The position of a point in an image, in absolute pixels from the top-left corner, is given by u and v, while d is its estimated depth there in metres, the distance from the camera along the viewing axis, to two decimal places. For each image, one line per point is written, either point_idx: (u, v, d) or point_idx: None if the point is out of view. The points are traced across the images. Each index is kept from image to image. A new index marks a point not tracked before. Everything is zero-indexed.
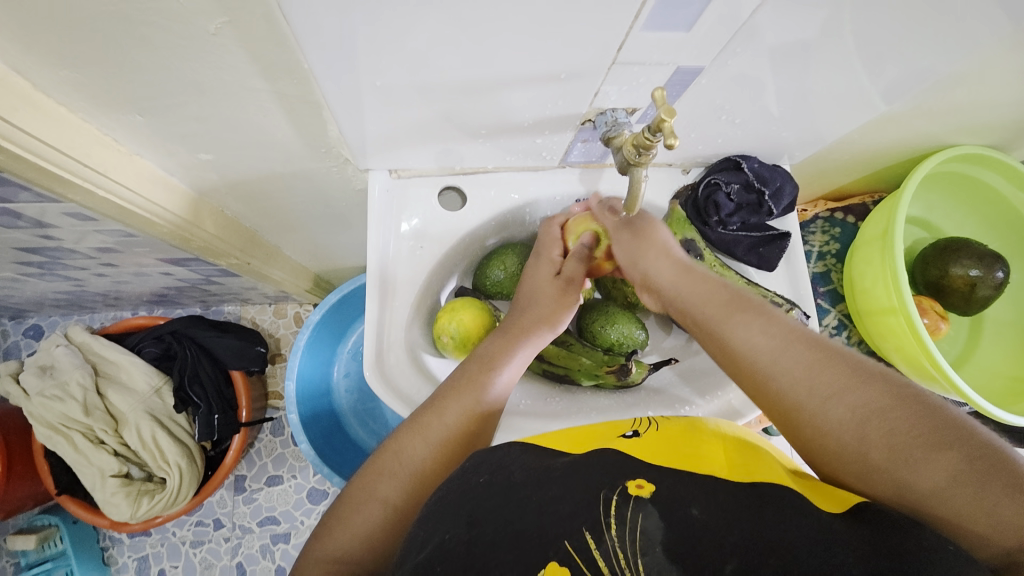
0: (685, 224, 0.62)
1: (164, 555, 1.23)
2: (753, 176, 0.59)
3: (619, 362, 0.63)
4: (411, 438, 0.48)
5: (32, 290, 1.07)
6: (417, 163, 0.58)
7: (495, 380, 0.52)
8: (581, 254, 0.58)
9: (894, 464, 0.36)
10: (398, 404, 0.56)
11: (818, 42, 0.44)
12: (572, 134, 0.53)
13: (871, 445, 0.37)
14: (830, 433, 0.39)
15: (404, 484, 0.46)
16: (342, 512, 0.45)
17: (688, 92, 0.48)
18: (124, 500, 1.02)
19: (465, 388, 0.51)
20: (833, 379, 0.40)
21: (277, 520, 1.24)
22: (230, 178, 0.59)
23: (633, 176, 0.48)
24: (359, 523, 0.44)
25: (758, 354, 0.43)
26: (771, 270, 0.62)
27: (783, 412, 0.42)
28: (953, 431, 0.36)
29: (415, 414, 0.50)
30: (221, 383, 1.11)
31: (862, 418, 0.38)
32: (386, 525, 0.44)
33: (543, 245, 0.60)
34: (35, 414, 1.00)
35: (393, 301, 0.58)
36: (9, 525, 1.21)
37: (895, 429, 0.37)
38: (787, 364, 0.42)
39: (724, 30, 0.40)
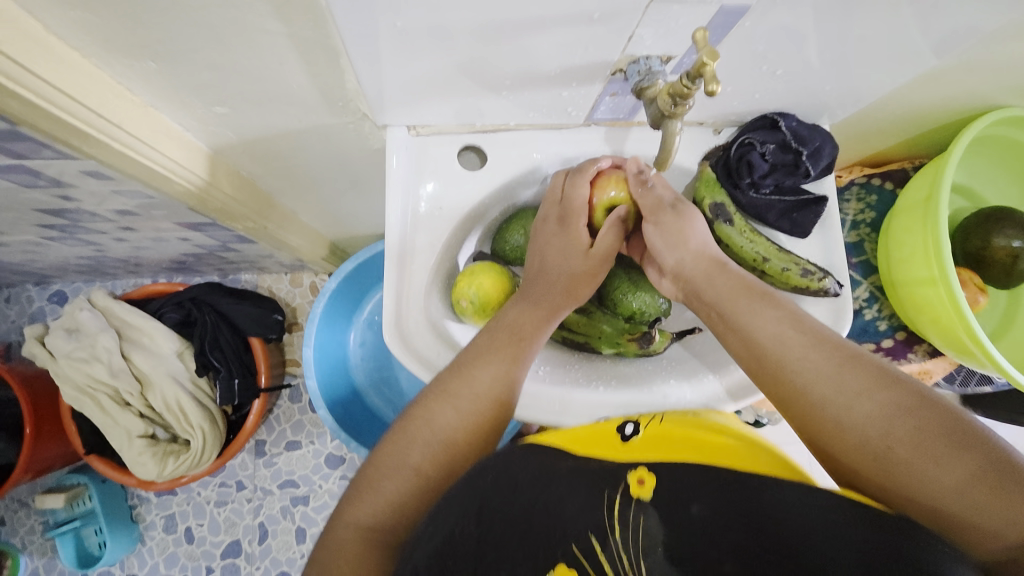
0: (715, 187, 0.58)
1: (189, 513, 1.29)
2: (790, 135, 0.56)
3: (642, 330, 0.60)
4: (440, 406, 0.47)
5: (56, 255, 1.09)
6: (436, 118, 0.55)
7: (523, 351, 0.51)
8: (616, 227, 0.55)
9: (909, 462, 0.37)
10: (420, 370, 0.55)
11: None
12: (600, 86, 0.50)
13: (891, 444, 0.37)
14: (844, 431, 0.39)
15: (437, 451, 0.46)
16: (369, 478, 0.45)
17: (729, 37, 0.44)
18: (150, 458, 1.05)
19: (492, 356, 0.50)
20: (856, 382, 0.40)
21: (296, 483, 1.28)
22: (245, 136, 0.57)
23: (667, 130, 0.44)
24: (390, 490, 0.43)
25: (779, 345, 0.44)
26: (804, 236, 0.59)
27: (798, 404, 0.42)
28: (966, 437, 0.36)
29: (441, 379, 0.50)
30: (239, 348, 1.13)
31: (888, 419, 0.38)
32: (419, 492, 0.44)
33: (570, 197, 0.55)
34: (62, 375, 1.04)
35: (412, 265, 0.56)
36: (45, 481, 1.28)
37: (914, 429, 0.37)
38: (812, 361, 0.42)
39: None
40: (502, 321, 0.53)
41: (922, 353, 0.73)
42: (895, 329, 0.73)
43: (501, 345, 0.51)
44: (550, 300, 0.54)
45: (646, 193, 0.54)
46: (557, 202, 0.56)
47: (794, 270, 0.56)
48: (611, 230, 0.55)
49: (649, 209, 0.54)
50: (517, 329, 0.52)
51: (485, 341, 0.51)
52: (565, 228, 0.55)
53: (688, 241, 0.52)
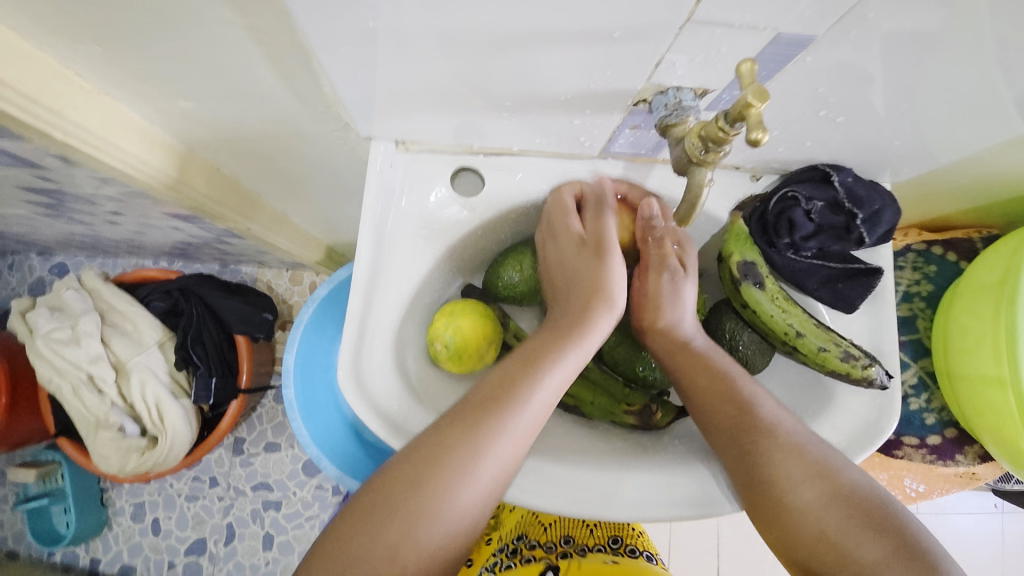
0: (746, 242, 0.50)
1: (159, 504, 1.24)
2: (844, 193, 0.47)
3: (642, 401, 0.53)
4: (410, 492, 0.37)
5: (53, 229, 1.06)
6: (429, 135, 0.48)
7: (515, 414, 0.40)
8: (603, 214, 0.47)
9: (839, 544, 0.38)
10: (372, 420, 0.46)
11: (968, 31, 0.32)
12: (619, 117, 0.42)
13: (824, 526, 0.38)
14: (786, 514, 0.40)
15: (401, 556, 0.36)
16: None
17: (781, 73, 0.36)
18: (114, 454, 1.00)
19: (473, 423, 0.39)
20: (801, 467, 0.40)
21: (270, 487, 1.22)
22: (218, 133, 0.51)
23: (693, 179, 0.35)
24: None
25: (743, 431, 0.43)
26: (849, 311, 0.50)
27: (750, 487, 0.42)
28: (886, 521, 0.38)
29: (412, 449, 0.39)
30: (223, 346, 1.08)
31: (833, 508, 0.39)
32: None
33: (557, 234, 0.49)
34: (38, 355, 0.99)
35: (383, 296, 0.48)
36: (19, 456, 1.24)
37: (844, 514, 0.38)
38: (766, 446, 0.42)
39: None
40: (493, 382, 0.42)
41: (972, 457, 0.63)
42: (945, 426, 0.63)
43: (488, 408, 0.40)
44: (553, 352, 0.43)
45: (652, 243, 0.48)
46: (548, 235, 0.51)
47: (832, 353, 0.47)
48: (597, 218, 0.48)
49: (653, 268, 0.47)
50: (511, 388, 0.41)
51: (472, 408, 0.40)
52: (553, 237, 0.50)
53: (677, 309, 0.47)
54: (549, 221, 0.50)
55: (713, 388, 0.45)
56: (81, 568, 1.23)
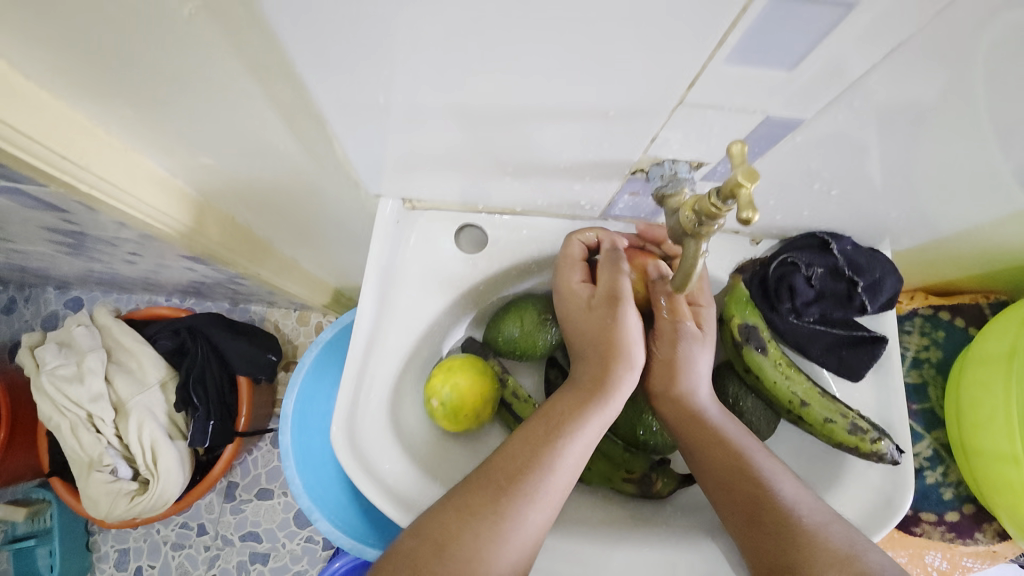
0: (747, 306, 0.49)
1: (144, 551, 1.19)
2: (844, 261, 0.47)
3: (642, 469, 0.51)
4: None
5: (72, 265, 1.09)
6: (434, 194, 0.49)
7: (515, 497, 0.39)
8: (613, 261, 0.46)
9: None
10: (364, 480, 0.45)
11: (952, 117, 0.33)
12: (617, 184, 0.43)
13: None
14: None
15: None
16: None
17: (774, 149, 0.37)
18: (103, 497, 0.98)
19: (475, 509, 0.39)
20: (830, 551, 0.37)
21: (259, 537, 1.17)
22: (234, 185, 0.53)
23: (687, 252, 0.35)
24: None
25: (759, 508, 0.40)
26: (856, 379, 0.48)
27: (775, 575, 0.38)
28: None
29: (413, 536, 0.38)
30: (224, 387, 1.07)
31: None
32: None
33: (565, 296, 0.47)
34: (41, 391, 1.00)
35: (382, 350, 0.49)
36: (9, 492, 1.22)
37: None
38: (787, 524, 0.39)
39: (824, 85, 0.30)
40: (501, 463, 0.41)
41: (991, 535, 0.60)
42: (963, 502, 0.60)
43: (497, 494, 0.39)
44: (561, 435, 0.41)
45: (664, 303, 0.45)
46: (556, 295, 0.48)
47: (840, 424, 0.45)
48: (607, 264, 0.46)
49: (666, 332, 0.45)
50: (520, 474, 0.40)
51: (480, 493, 0.39)
52: (558, 286, 0.48)
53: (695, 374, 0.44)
54: (557, 283, 0.48)
55: (727, 472, 0.42)
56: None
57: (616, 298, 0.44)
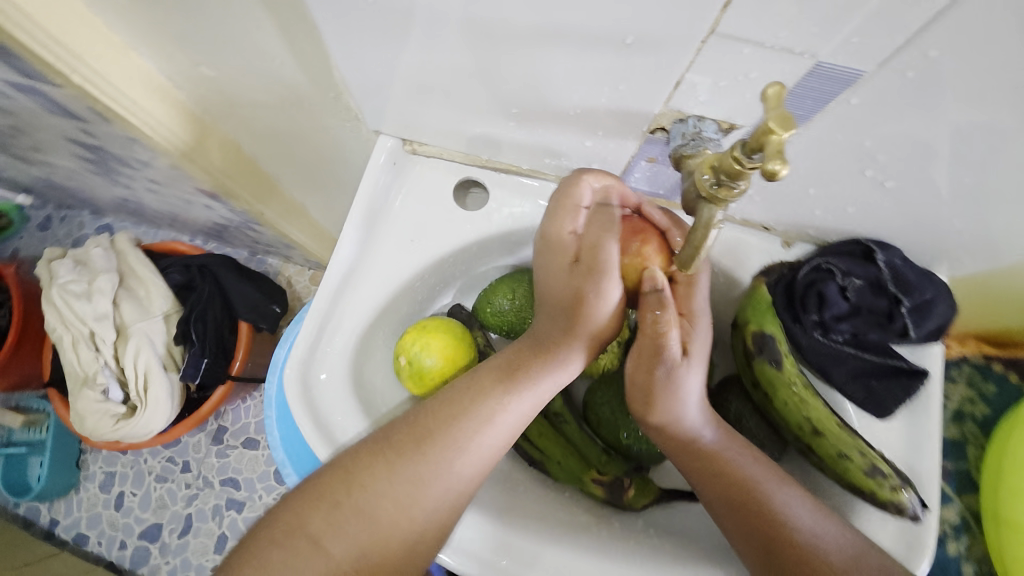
0: (767, 313, 0.43)
1: (128, 478, 1.18)
2: (889, 274, 0.40)
3: (616, 472, 0.45)
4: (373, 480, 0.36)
5: (104, 190, 1.11)
6: (435, 137, 0.45)
7: (475, 421, 0.38)
8: (604, 228, 0.38)
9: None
10: (310, 429, 0.42)
11: None
12: (634, 146, 0.38)
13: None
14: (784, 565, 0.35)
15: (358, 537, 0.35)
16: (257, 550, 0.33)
17: (822, 114, 0.31)
18: (93, 414, 1.00)
19: (435, 424, 0.38)
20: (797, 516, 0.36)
21: (237, 485, 1.16)
22: (238, 106, 0.51)
23: (700, 217, 0.29)
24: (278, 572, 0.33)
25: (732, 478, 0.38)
26: (883, 415, 0.41)
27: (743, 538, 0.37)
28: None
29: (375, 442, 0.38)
30: (224, 329, 1.07)
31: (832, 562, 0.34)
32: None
33: (551, 253, 0.41)
34: (51, 303, 1.02)
35: (353, 295, 0.45)
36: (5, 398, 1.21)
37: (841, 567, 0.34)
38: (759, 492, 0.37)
39: (891, 28, 0.24)
40: (435, 411, 0.39)
41: None
42: None
43: (424, 438, 0.38)
44: (505, 391, 0.39)
45: (649, 318, 0.36)
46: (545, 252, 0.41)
47: (857, 462, 0.39)
48: (594, 232, 0.38)
49: (645, 355, 0.37)
50: (452, 424, 0.38)
51: (407, 436, 0.38)
52: (545, 242, 0.41)
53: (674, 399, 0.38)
54: (545, 233, 0.41)
55: (729, 492, 0.38)
56: (38, 526, 1.17)
57: (599, 271, 0.37)
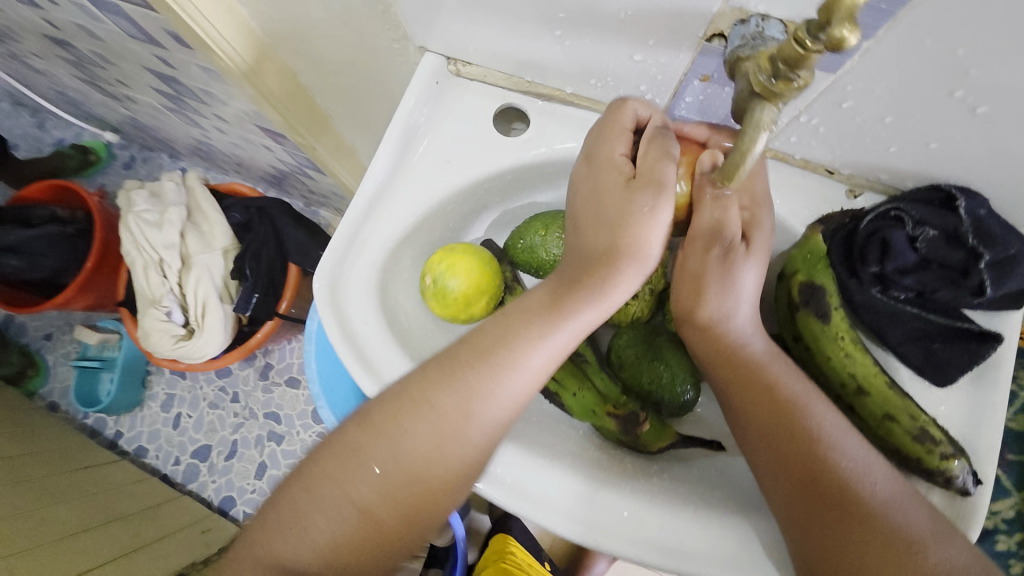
0: (819, 263, 0.39)
1: (185, 402, 1.26)
2: (969, 224, 0.35)
3: (631, 408, 0.44)
4: (405, 419, 0.36)
5: (178, 131, 1.18)
6: (482, 55, 0.44)
7: (507, 359, 0.37)
8: (659, 142, 0.37)
9: None
10: (343, 346, 0.43)
11: None
12: (688, 58, 0.35)
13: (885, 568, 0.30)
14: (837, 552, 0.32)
15: (389, 475, 0.36)
16: (301, 486, 0.36)
17: (895, 24, 0.27)
18: (157, 332, 1.09)
19: (465, 364, 0.37)
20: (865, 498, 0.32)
21: (278, 420, 1.23)
22: (292, 26, 0.51)
23: (750, 118, 0.27)
24: (319, 508, 0.35)
25: (787, 450, 0.35)
26: (942, 384, 0.37)
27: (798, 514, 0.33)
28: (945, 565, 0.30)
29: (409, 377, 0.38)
30: (275, 269, 1.13)
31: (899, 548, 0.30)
32: (357, 521, 0.36)
33: (601, 168, 0.39)
34: (128, 230, 1.11)
35: (386, 211, 0.46)
36: (80, 316, 1.31)
37: (909, 554, 0.30)
38: (818, 471, 0.33)
39: None
40: (468, 346, 0.38)
41: None
42: None
43: (456, 374, 0.37)
44: (544, 328, 0.38)
45: (706, 206, 0.38)
46: (588, 174, 0.40)
47: (904, 423, 0.35)
48: (649, 144, 0.37)
49: (700, 240, 0.39)
50: (485, 361, 0.37)
51: (438, 375, 0.37)
52: (592, 159, 0.40)
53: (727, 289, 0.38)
54: (593, 148, 0.40)
55: (771, 408, 0.36)
56: (104, 437, 1.26)
57: (658, 187, 0.36)
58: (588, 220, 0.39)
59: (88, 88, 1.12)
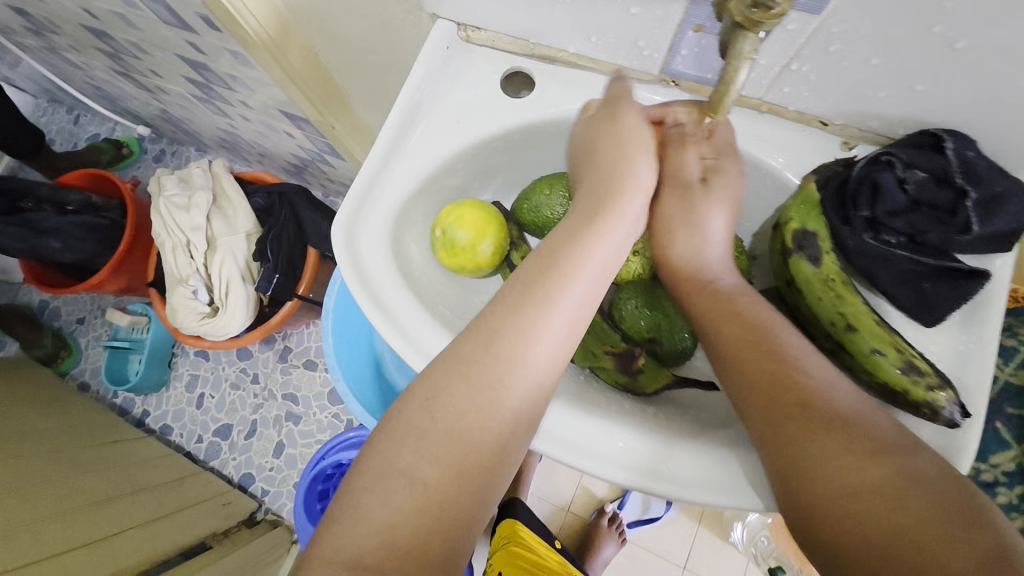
0: (812, 210, 0.41)
1: (207, 382, 1.31)
2: (957, 164, 0.36)
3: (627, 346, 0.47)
4: (448, 387, 0.35)
5: (204, 121, 1.24)
6: (489, 21, 0.47)
7: (532, 312, 0.37)
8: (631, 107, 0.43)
9: (939, 531, 0.29)
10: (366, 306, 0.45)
11: None
12: (681, 10, 0.37)
13: (911, 506, 0.30)
14: (848, 496, 0.32)
15: (441, 448, 0.34)
16: (354, 488, 0.33)
17: None
18: (183, 308, 1.14)
19: (490, 321, 0.37)
20: (868, 441, 0.33)
21: (296, 400, 1.27)
22: (314, 2, 0.55)
23: (732, 48, 0.30)
24: (376, 502, 0.32)
25: (808, 414, 0.35)
26: (930, 323, 0.39)
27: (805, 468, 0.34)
28: (954, 492, 0.30)
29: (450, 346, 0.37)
30: (294, 251, 1.17)
31: (912, 485, 0.31)
32: (417, 508, 0.33)
33: (586, 139, 0.44)
34: (159, 214, 1.16)
35: (401, 167, 0.48)
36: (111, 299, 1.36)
37: (924, 488, 0.31)
38: (840, 430, 0.34)
39: None
40: (499, 312, 0.37)
41: None
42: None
43: (491, 338, 0.36)
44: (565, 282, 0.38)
45: (673, 154, 0.45)
46: (576, 149, 0.46)
47: (890, 359, 0.37)
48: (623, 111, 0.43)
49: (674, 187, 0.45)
50: (512, 314, 0.37)
51: (474, 344, 0.36)
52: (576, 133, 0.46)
53: (697, 223, 0.44)
54: (578, 128, 0.45)
55: (745, 340, 0.39)
56: (132, 415, 1.31)
57: (631, 142, 0.43)
58: (582, 179, 0.44)
59: (122, 80, 1.18)
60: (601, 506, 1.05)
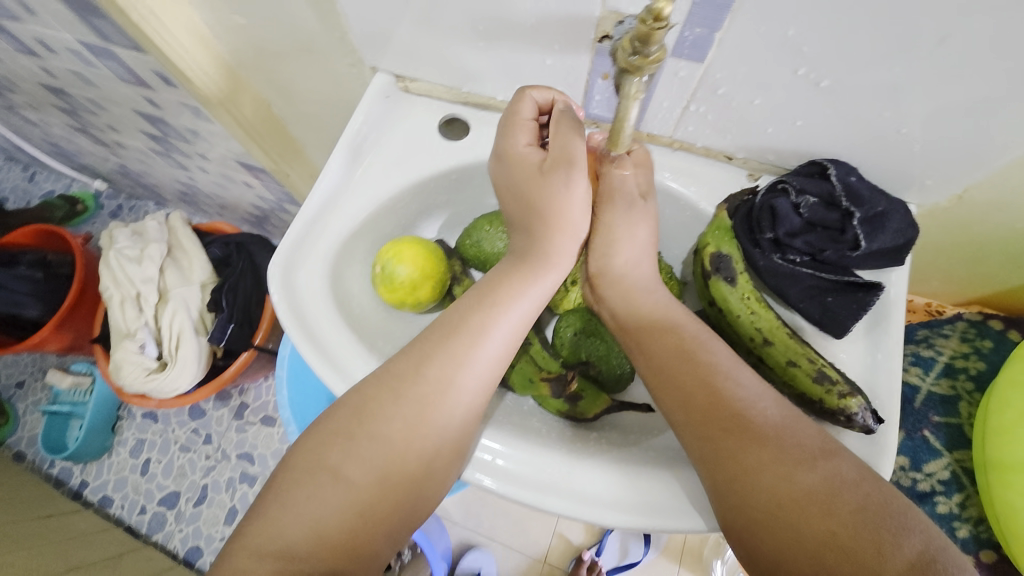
0: (725, 236, 0.44)
1: (155, 446, 1.22)
2: (841, 189, 0.40)
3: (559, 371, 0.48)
4: (378, 401, 0.39)
5: (163, 174, 1.24)
6: (426, 73, 0.51)
7: (463, 336, 0.41)
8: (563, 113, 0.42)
9: (865, 530, 0.31)
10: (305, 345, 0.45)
11: None
12: (588, 59, 0.42)
13: (840, 508, 0.32)
14: (790, 505, 0.33)
15: (372, 458, 0.38)
16: (282, 485, 0.37)
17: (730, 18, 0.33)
18: (128, 365, 1.08)
19: (429, 346, 0.41)
20: (801, 447, 0.35)
21: (251, 459, 1.20)
22: (263, 57, 0.58)
23: (624, 90, 0.33)
24: (303, 496, 0.36)
25: (734, 421, 0.37)
26: (840, 335, 0.42)
27: (745, 475, 0.35)
28: (877, 495, 0.32)
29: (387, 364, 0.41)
30: (251, 301, 1.14)
31: (840, 488, 0.33)
32: (345, 507, 0.36)
33: (510, 163, 0.44)
34: (109, 267, 1.13)
35: (341, 207, 0.50)
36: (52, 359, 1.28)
37: (848, 489, 0.33)
38: (757, 430, 0.36)
39: None
40: (433, 339, 0.41)
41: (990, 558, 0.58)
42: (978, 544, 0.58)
43: (423, 365, 0.40)
44: (495, 309, 0.42)
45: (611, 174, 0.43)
46: (504, 173, 0.46)
47: (804, 369, 0.40)
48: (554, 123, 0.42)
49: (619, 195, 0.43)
50: (448, 339, 0.41)
51: (407, 363, 0.40)
52: (504, 149, 0.45)
53: (627, 247, 0.45)
54: (502, 148, 0.45)
55: (673, 360, 0.40)
56: (67, 487, 1.20)
57: (570, 163, 0.42)
58: (512, 209, 0.47)
59: (80, 136, 1.18)
60: (578, 555, 0.98)
